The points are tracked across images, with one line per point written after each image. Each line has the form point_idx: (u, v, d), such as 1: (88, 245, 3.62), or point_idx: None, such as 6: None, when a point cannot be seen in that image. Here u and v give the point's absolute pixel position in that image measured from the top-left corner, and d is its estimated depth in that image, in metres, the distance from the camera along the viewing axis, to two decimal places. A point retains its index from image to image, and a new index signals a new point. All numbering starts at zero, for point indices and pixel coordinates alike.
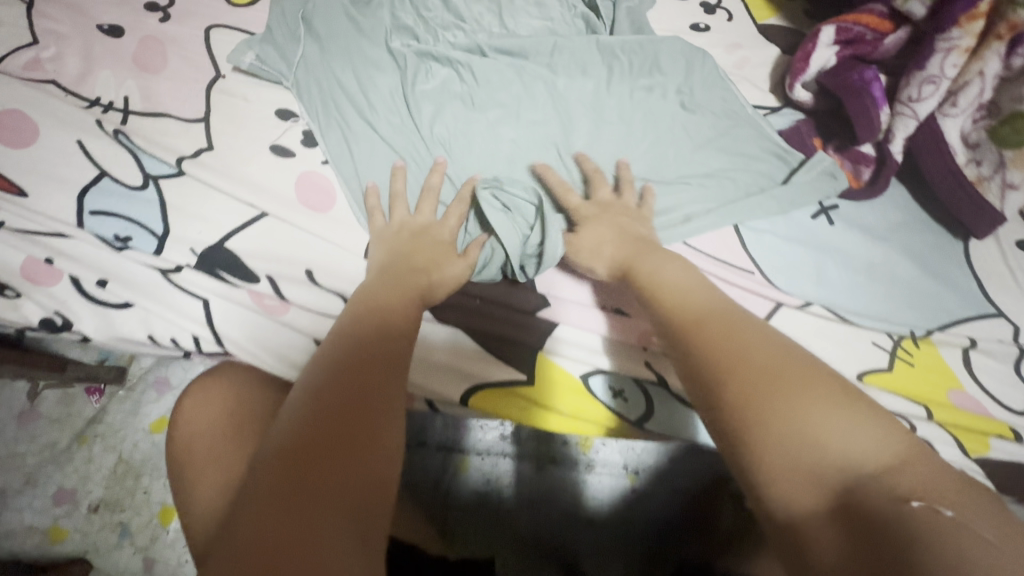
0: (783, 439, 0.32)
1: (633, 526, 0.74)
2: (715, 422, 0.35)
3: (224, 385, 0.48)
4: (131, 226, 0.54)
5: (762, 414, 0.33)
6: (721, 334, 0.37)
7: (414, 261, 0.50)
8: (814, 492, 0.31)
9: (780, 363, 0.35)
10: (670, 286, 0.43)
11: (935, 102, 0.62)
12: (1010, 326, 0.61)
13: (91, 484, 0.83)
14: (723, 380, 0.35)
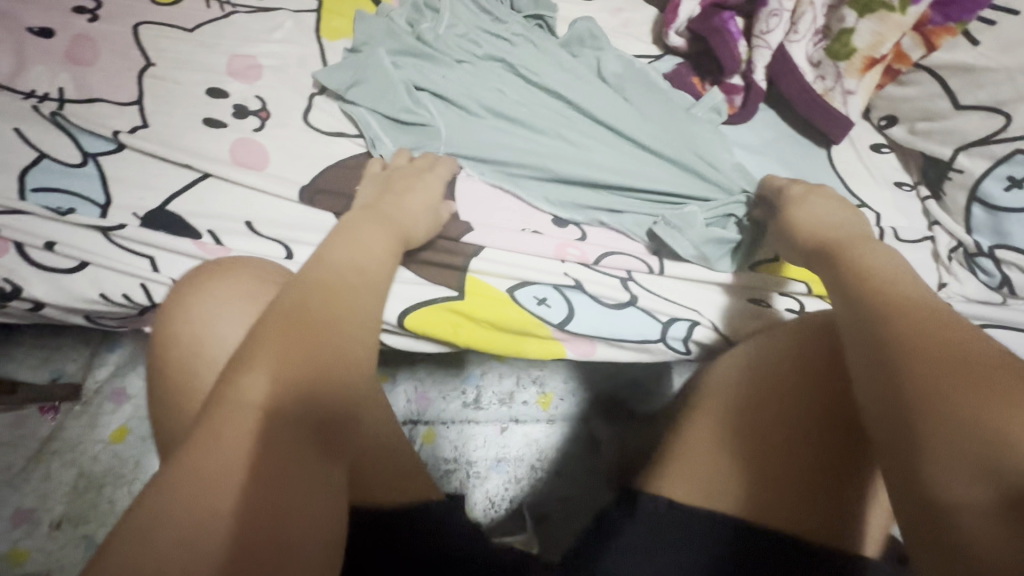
0: (968, 423, 0.31)
1: (580, 463, 1.00)
2: (888, 366, 0.35)
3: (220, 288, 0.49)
4: (74, 199, 0.60)
5: (936, 389, 0.32)
6: (921, 321, 0.36)
7: (383, 207, 0.56)
8: (971, 471, 0.30)
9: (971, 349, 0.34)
10: (885, 267, 0.42)
11: (781, 32, 0.73)
12: (870, 213, 0.72)
13: (51, 502, 0.95)
14: (914, 346, 0.35)
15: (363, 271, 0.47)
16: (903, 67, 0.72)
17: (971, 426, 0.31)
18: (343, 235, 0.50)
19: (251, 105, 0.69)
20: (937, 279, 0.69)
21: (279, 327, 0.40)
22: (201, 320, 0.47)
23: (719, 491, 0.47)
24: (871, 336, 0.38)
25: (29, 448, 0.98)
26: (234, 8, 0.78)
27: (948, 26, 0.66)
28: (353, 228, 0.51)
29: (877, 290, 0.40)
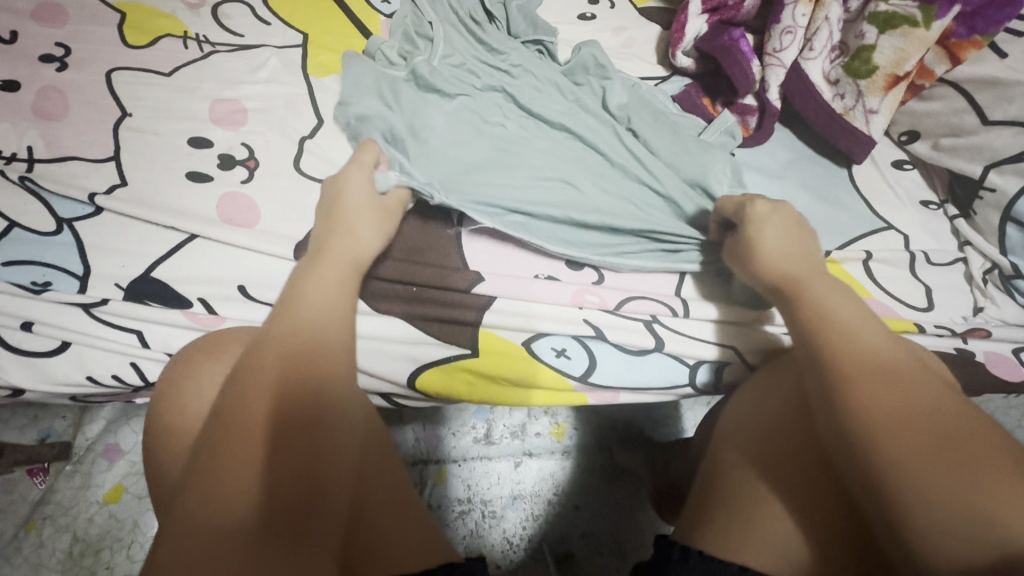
0: (935, 492, 0.34)
1: (599, 496, 0.96)
2: (858, 428, 0.38)
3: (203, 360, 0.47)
4: (50, 272, 0.56)
5: (899, 455, 0.35)
6: (892, 378, 0.39)
7: (325, 241, 0.50)
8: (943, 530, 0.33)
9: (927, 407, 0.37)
10: (850, 315, 0.45)
11: (795, 50, 0.69)
12: (898, 236, 0.69)
13: (46, 571, 0.85)
14: (875, 408, 0.38)
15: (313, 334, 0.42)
16: (927, 82, 0.68)
17: (946, 497, 0.34)
18: (291, 289, 0.45)
19: (237, 154, 0.65)
20: (972, 302, 0.66)
21: (261, 396, 0.39)
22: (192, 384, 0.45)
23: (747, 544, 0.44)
24: (838, 401, 0.40)
25: (20, 514, 0.88)
26: (213, 47, 0.73)
27: (975, 39, 0.63)
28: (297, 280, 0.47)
29: (850, 342, 0.42)
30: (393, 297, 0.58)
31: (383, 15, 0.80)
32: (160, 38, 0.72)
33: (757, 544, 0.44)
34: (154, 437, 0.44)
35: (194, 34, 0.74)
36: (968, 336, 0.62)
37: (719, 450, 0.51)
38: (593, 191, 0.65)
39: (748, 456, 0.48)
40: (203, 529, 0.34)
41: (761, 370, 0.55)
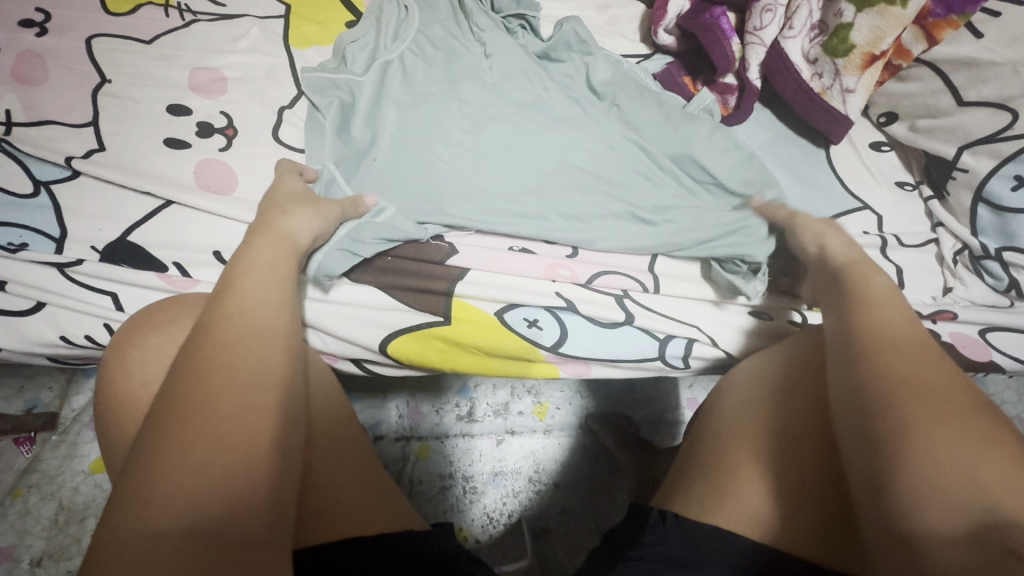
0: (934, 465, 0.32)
1: (580, 476, 0.98)
2: (872, 401, 0.36)
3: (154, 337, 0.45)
4: (27, 234, 0.56)
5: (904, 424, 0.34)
6: (905, 355, 0.38)
7: (263, 225, 0.48)
8: (949, 505, 0.31)
9: (935, 380, 0.36)
10: (868, 301, 0.43)
11: (775, 28, 0.69)
12: (873, 217, 0.70)
13: (30, 538, 0.86)
14: (889, 382, 0.36)
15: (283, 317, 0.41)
16: (904, 62, 0.68)
17: (945, 472, 0.32)
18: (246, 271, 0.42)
19: (216, 122, 0.65)
20: (942, 283, 0.67)
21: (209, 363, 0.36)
22: (154, 351, 0.44)
23: (719, 515, 0.45)
24: (856, 376, 0.38)
25: (5, 482, 0.89)
26: (195, 16, 0.73)
27: (952, 20, 0.63)
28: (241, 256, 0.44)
29: (861, 329, 0.41)
30: (370, 268, 0.59)
31: None
32: (141, 6, 0.72)
33: (733, 514, 0.44)
34: (110, 407, 0.43)
35: (176, 3, 0.74)
36: (935, 317, 0.64)
37: (711, 429, 0.51)
38: (570, 168, 0.66)
39: (742, 435, 0.48)
40: (181, 506, 0.31)
41: (764, 354, 0.54)
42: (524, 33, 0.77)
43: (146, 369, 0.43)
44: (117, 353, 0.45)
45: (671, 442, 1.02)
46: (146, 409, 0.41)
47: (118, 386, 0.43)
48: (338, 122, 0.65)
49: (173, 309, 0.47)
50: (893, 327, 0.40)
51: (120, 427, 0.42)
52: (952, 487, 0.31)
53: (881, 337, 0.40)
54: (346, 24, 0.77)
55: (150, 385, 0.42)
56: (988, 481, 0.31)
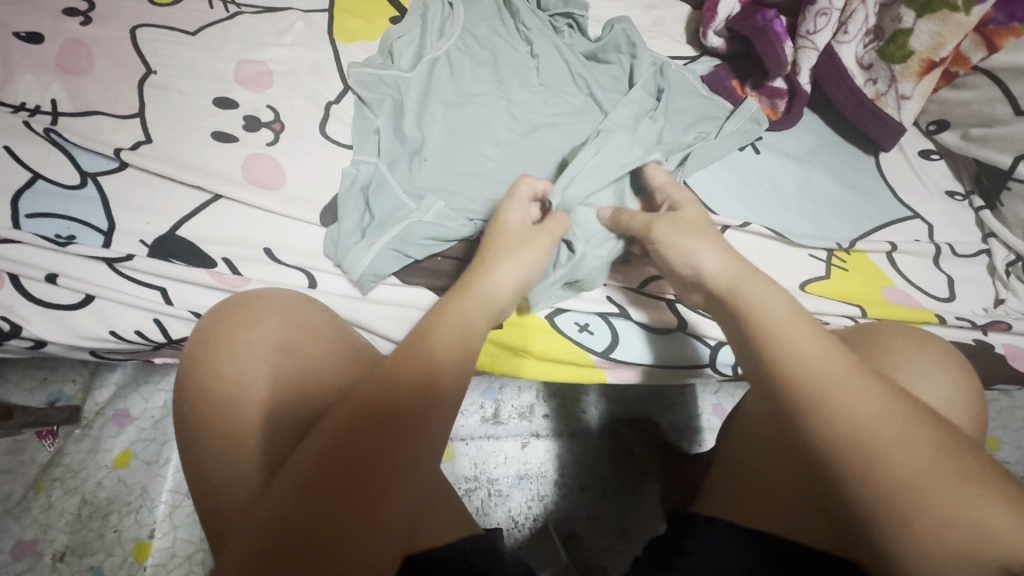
0: (923, 518, 0.32)
1: (605, 481, 0.96)
2: (840, 458, 0.34)
3: (214, 346, 0.43)
4: (75, 226, 0.55)
5: (886, 473, 0.33)
6: (853, 395, 0.35)
7: (469, 282, 0.47)
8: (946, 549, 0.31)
9: (881, 420, 0.34)
10: (781, 327, 0.39)
11: (829, 33, 0.68)
12: (923, 226, 0.69)
13: (54, 532, 0.83)
14: (845, 434, 0.34)
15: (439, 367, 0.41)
16: (962, 70, 0.67)
17: (922, 522, 0.32)
18: (440, 322, 0.43)
19: (262, 117, 0.64)
20: (994, 294, 0.66)
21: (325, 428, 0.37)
22: (218, 360, 0.42)
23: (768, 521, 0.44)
24: (809, 430, 0.36)
25: (29, 475, 0.86)
26: (239, 8, 0.72)
27: (1014, 27, 0.62)
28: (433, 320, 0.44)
29: (790, 370, 0.37)
30: (421, 270, 0.58)
31: None
32: None
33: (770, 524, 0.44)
34: (188, 410, 0.41)
35: None
36: (988, 328, 0.63)
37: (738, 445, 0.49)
38: None
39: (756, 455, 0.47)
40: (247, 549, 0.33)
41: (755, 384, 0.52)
42: (570, 32, 0.76)
43: (212, 381, 0.41)
44: (197, 346, 0.44)
45: (695, 449, 1.00)
46: (228, 417, 0.40)
47: (202, 378, 0.42)
48: (384, 120, 0.64)
49: (234, 311, 0.45)
50: (819, 359, 0.37)
51: (204, 426, 0.41)
52: (950, 535, 0.31)
53: (817, 377, 0.36)
54: (390, 19, 0.76)
55: (240, 386, 0.41)
56: (966, 519, 0.31)
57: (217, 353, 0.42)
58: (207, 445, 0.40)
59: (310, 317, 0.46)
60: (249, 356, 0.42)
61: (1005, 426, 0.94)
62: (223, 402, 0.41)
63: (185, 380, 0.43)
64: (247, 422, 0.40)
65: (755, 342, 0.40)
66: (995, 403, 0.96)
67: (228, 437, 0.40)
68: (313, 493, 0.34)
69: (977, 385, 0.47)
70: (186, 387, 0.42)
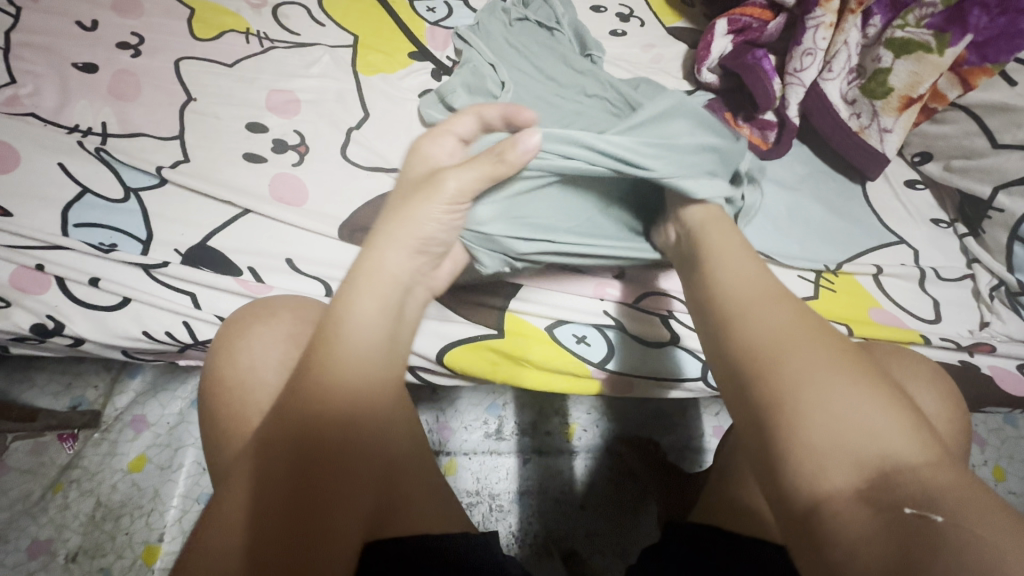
0: (818, 420, 0.33)
1: (603, 500, 0.97)
2: (741, 366, 0.38)
3: (233, 343, 0.47)
4: (117, 235, 0.60)
5: (783, 383, 0.35)
6: (762, 315, 0.40)
7: (355, 266, 0.45)
8: (839, 464, 0.32)
9: (786, 339, 0.37)
10: (724, 261, 0.46)
11: (815, 71, 0.74)
12: (909, 251, 0.72)
13: (68, 533, 0.86)
14: (752, 348, 0.38)
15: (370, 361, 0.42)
16: (940, 106, 0.71)
17: (812, 423, 0.33)
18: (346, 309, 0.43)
19: (290, 140, 0.70)
20: (978, 317, 0.69)
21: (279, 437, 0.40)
22: (243, 352, 0.46)
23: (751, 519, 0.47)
24: (724, 342, 0.40)
25: (47, 476, 0.89)
26: (273, 43, 0.79)
27: (987, 68, 0.67)
28: (342, 305, 0.43)
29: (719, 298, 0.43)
30: None
31: (428, 22, 0.86)
32: (224, 33, 0.79)
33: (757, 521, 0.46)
34: (209, 395, 0.46)
35: (256, 31, 0.80)
36: (973, 350, 0.65)
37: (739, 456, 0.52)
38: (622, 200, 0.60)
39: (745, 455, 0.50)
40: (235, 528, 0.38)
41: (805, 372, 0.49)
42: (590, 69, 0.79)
43: (228, 369, 0.46)
44: (226, 335, 0.48)
45: (696, 470, 1.01)
46: (243, 401, 0.45)
47: (223, 376, 0.46)
48: None
49: (259, 329, 0.47)
50: (743, 288, 0.42)
51: (217, 406, 0.45)
52: (842, 442, 0.32)
53: (737, 300, 0.42)
54: (409, 54, 0.82)
55: (251, 370, 0.45)
56: (850, 422, 0.33)
57: (235, 339, 0.47)
58: (225, 420, 0.45)
59: (315, 313, 0.50)
60: (271, 347, 0.46)
61: (1009, 456, 0.94)
62: (246, 382, 0.45)
63: (207, 369, 0.47)
64: (253, 407, 0.44)
65: (699, 279, 0.47)
66: (999, 432, 0.96)
67: (235, 418, 0.44)
68: (300, 484, 0.38)
69: (966, 417, 0.47)
70: (208, 386, 0.47)
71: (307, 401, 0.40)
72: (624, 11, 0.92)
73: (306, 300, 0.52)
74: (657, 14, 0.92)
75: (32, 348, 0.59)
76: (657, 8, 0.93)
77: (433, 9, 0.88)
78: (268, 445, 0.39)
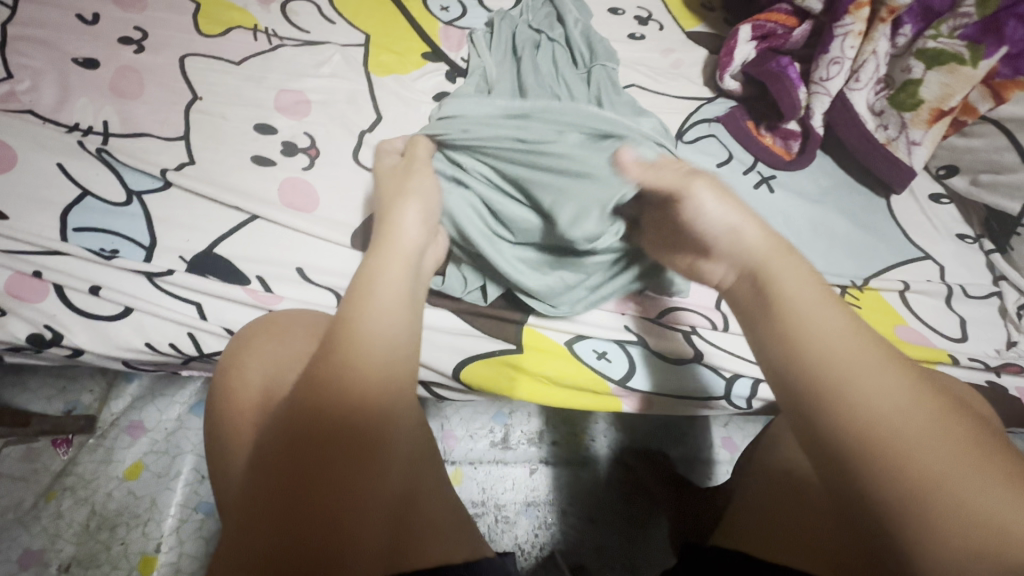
0: (933, 496, 0.31)
1: (612, 513, 0.95)
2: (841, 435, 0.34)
3: (249, 361, 0.45)
4: (119, 240, 0.58)
5: (889, 453, 0.33)
6: (856, 372, 0.36)
7: (384, 239, 0.48)
8: (960, 539, 0.30)
9: (885, 404, 0.34)
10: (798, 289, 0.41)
11: (842, 80, 0.72)
12: (936, 267, 0.70)
13: (61, 543, 0.82)
14: (851, 415, 0.34)
15: (398, 384, 0.40)
16: (971, 119, 0.70)
17: (927, 499, 0.31)
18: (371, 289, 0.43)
19: (300, 142, 0.67)
20: (1007, 336, 0.67)
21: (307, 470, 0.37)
22: (260, 366, 0.44)
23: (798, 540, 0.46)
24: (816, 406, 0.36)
25: (41, 483, 0.86)
26: (281, 41, 0.76)
27: (1019, 81, 0.65)
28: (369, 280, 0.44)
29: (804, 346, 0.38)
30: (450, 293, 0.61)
31: (442, 22, 0.84)
32: (231, 30, 0.76)
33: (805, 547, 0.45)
34: (220, 409, 0.44)
35: (264, 28, 0.77)
36: (1002, 370, 0.63)
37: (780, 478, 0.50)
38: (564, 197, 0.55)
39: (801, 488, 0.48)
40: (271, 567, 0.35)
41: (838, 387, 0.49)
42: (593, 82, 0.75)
43: (243, 384, 0.44)
44: (246, 350, 0.46)
45: (707, 483, 0.99)
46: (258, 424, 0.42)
47: (234, 393, 0.44)
48: None
49: (271, 346, 0.46)
50: (833, 336, 0.38)
51: (232, 429, 0.43)
52: (964, 518, 0.31)
53: (833, 351, 0.37)
54: (422, 54, 0.80)
55: (263, 390, 0.43)
56: (970, 494, 0.31)
57: (256, 358, 0.45)
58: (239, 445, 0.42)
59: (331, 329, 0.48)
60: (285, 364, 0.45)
61: None
62: (263, 396, 0.43)
63: (220, 388, 0.45)
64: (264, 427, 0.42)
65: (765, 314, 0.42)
66: None
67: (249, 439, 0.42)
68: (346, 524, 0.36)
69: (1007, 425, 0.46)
70: (220, 402, 0.44)
71: (331, 436, 0.37)
72: (642, 15, 0.90)
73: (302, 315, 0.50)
74: (675, 18, 0.90)
75: (27, 358, 0.56)
76: (676, 12, 0.91)
77: (447, 9, 0.85)
78: (295, 475, 0.37)
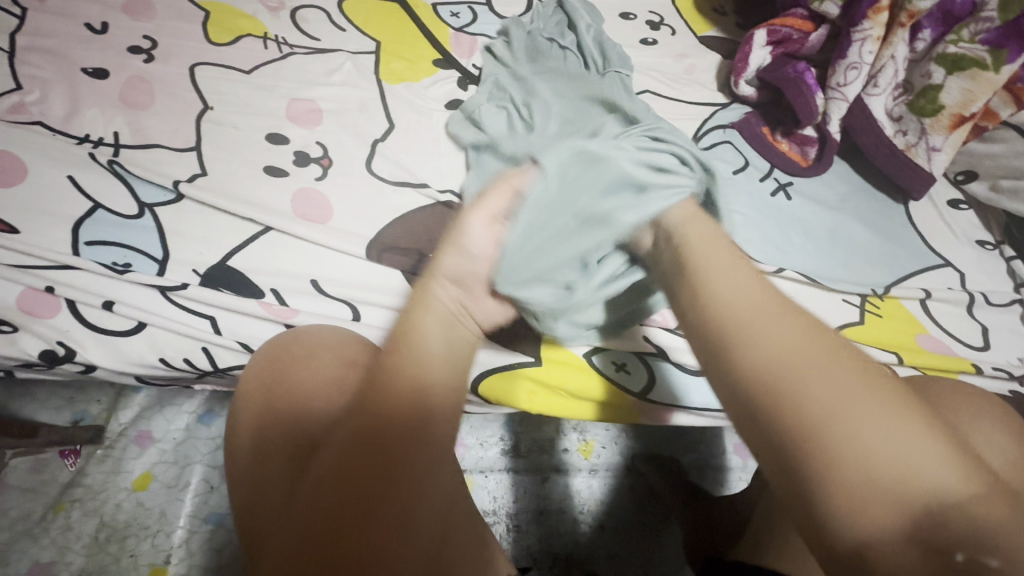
0: (853, 457, 0.28)
1: (625, 521, 0.94)
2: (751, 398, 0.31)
3: (265, 381, 0.44)
4: (131, 254, 0.57)
5: (811, 415, 0.29)
6: (768, 331, 0.33)
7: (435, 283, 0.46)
8: (885, 505, 0.27)
9: (794, 353, 0.32)
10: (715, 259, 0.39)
11: (860, 85, 0.71)
12: (955, 274, 0.70)
13: (70, 555, 0.81)
14: (768, 376, 0.31)
15: (432, 404, 0.39)
16: (991, 124, 0.69)
17: (854, 464, 0.28)
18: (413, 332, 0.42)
19: (312, 152, 0.66)
20: None
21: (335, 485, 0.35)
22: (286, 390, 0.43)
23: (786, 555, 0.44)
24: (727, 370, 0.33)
25: (48, 495, 0.84)
26: (292, 49, 0.76)
27: None
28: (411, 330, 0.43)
29: (711, 310, 0.36)
30: None
31: (453, 29, 0.83)
32: (241, 38, 0.75)
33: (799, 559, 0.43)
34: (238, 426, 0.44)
35: (274, 36, 0.76)
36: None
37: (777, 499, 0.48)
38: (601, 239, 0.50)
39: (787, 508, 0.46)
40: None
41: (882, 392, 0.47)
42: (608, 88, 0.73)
43: (259, 400, 0.44)
44: (264, 374, 0.45)
45: (721, 490, 0.99)
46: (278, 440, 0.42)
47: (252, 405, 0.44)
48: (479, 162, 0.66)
49: (293, 370, 0.45)
50: (738, 297, 0.35)
51: (251, 446, 0.42)
52: (871, 479, 0.27)
53: (742, 317, 0.34)
54: (433, 61, 0.79)
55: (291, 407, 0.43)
56: (896, 452, 0.28)
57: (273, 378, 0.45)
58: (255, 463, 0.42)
59: (357, 351, 0.47)
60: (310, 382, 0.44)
61: None
62: (278, 412, 0.42)
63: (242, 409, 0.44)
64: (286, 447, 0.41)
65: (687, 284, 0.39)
66: None
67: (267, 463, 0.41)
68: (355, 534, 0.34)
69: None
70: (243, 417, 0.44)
71: (360, 443, 0.36)
72: (654, 20, 0.89)
73: (315, 337, 0.49)
74: (687, 23, 0.89)
75: (38, 374, 0.55)
76: (688, 17, 0.90)
77: (457, 16, 0.85)
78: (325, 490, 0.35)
